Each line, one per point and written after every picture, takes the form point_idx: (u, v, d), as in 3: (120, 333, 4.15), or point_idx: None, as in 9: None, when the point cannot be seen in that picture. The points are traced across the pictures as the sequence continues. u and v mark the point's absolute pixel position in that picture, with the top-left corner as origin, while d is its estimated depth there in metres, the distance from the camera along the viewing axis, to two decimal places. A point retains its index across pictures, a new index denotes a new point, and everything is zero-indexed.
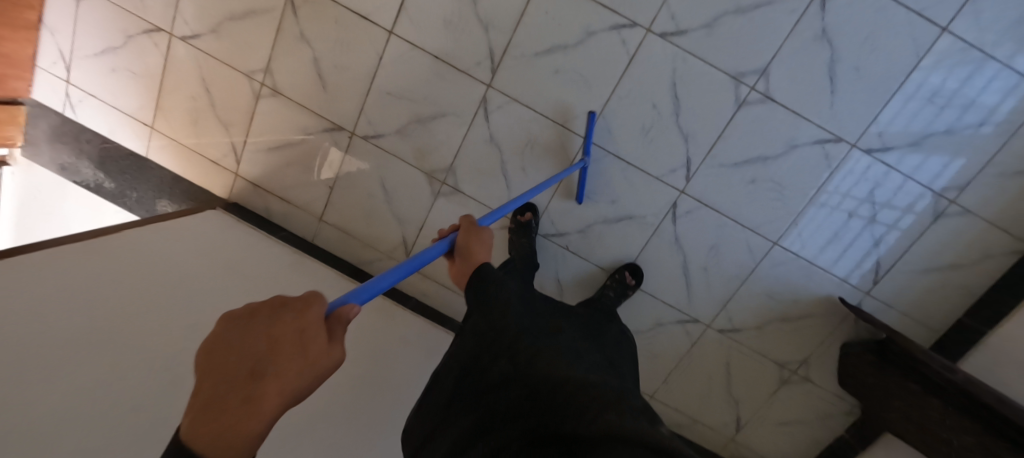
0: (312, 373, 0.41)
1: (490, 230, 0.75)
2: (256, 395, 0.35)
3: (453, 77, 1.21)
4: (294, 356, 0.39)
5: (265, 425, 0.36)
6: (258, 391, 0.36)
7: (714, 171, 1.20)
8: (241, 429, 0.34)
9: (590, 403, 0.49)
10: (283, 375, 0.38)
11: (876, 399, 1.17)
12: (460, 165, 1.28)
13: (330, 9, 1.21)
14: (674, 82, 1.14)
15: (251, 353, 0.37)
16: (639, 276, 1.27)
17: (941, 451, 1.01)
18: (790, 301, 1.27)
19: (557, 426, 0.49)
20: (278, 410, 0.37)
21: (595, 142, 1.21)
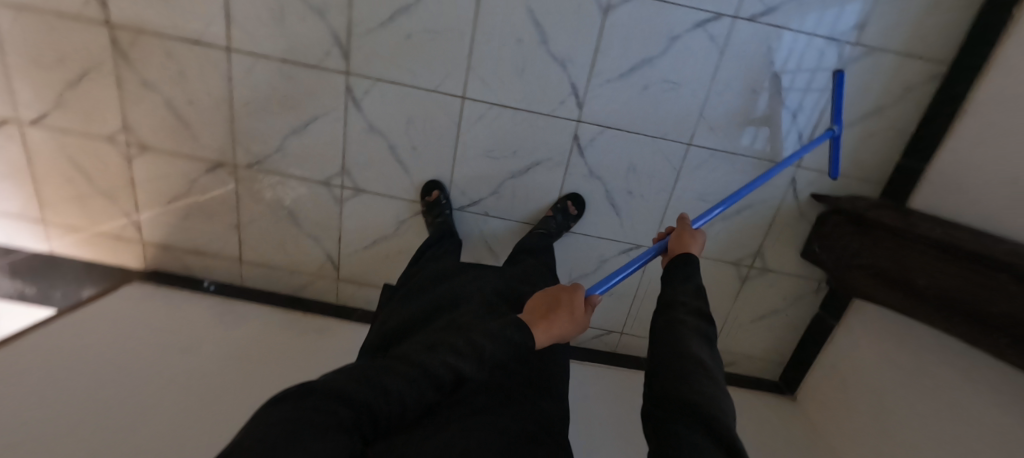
0: (572, 327, 0.82)
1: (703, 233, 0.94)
2: (548, 317, 0.80)
3: (308, 75, 1.13)
4: (565, 310, 0.82)
5: (548, 334, 0.79)
6: (550, 317, 0.80)
7: (604, 89, 1.12)
8: (540, 326, 0.79)
9: (693, 375, 0.65)
10: (559, 317, 0.81)
11: (850, 261, 1.13)
12: (352, 163, 1.21)
13: (159, 43, 1.12)
14: (530, 9, 1.05)
15: (553, 300, 0.85)
16: (582, 203, 1.21)
17: (918, 296, 0.97)
18: (724, 198, 1.22)
19: (667, 373, 0.67)
20: (554, 333, 0.80)
21: (474, 98, 1.14)
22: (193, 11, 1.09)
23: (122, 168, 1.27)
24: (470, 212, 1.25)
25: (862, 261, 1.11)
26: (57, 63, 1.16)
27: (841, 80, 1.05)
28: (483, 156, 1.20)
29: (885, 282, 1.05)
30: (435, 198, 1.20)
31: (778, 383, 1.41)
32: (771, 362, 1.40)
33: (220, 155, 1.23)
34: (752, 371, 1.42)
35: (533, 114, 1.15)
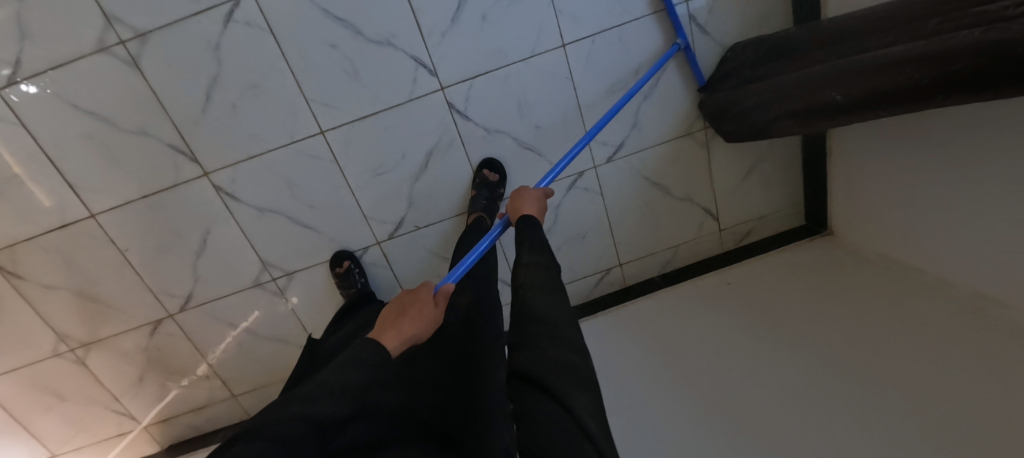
0: (430, 325, 0.69)
1: (531, 190, 0.86)
2: (399, 321, 0.67)
3: (175, 195, 1.07)
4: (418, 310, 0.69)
5: (403, 340, 0.64)
6: (399, 323, 0.66)
7: (444, 43, 1.00)
8: (390, 334, 0.64)
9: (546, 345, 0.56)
10: (411, 320, 0.67)
11: (753, 117, 0.94)
12: (267, 252, 1.14)
13: (33, 244, 1.09)
14: (324, 10, 0.96)
15: (397, 306, 0.70)
16: (498, 168, 1.08)
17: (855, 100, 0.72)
18: (633, 75, 1.07)
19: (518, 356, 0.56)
20: (409, 337, 0.65)
21: (332, 127, 1.04)
22: (42, 199, 1.06)
23: (80, 374, 1.23)
24: (401, 236, 1.16)
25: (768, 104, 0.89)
26: None
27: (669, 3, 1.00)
28: (377, 177, 1.09)
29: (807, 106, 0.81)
30: (345, 267, 1.13)
31: (811, 225, 1.23)
32: (790, 207, 1.22)
33: (151, 312, 1.18)
34: (777, 228, 1.25)
35: (395, 107, 1.04)
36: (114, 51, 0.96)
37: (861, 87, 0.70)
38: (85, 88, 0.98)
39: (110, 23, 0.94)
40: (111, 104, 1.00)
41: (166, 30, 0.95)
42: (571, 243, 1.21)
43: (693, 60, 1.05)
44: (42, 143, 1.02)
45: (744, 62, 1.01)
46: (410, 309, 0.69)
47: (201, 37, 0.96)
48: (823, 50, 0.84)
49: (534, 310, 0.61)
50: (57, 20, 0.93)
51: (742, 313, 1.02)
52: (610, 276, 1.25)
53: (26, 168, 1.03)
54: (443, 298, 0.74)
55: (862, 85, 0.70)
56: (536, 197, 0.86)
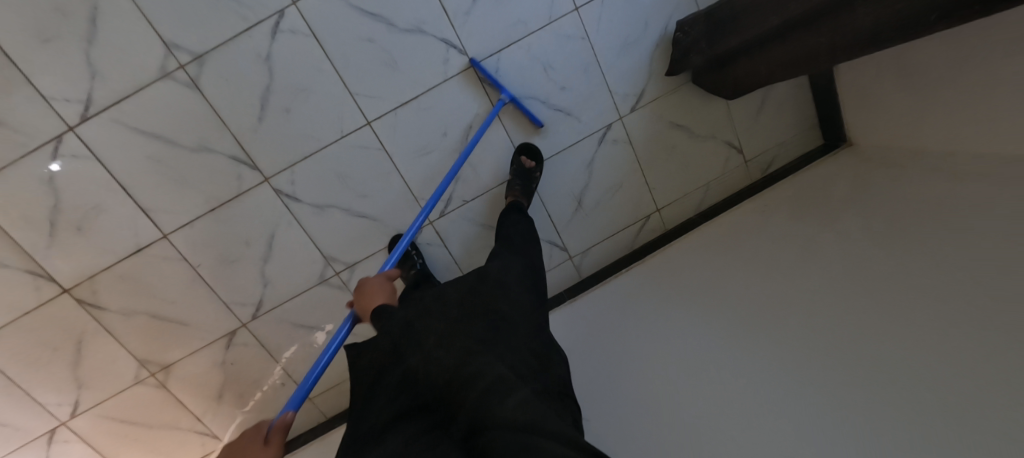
0: None
1: (372, 280, 0.88)
2: None
3: (240, 204, 1.15)
4: None
5: None
6: None
7: (470, 22, 1.10)
8: None
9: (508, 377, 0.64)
10: None
11: (750, 77, 1.09)
12: (328, 248, 1.21)
13: (111, 273, 1.15)
14: (360, 8, 1.06)
15: None
16: (536, 155, 1.17)
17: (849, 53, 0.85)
18: (642, 28, 1.17)
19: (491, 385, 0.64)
20: None
21: (378, 116, 1.13)
22: (117, 227, 1.13)
23: (160, 400, 1.26)
24: (451, 212, 1.23)
25: (760, 64, 1.04)
26: (52, 352, 1.17)
27: (479, 66, 1.11)
28: (423, 157, 1.18)
29: (799, 63, 0.96)
30: (403, 249, 1.19)
31: (825, 142, 1.33)
32: (802, 130, 1.32)
33: (225, 325, 1.23)
34: (796, 152, 1.34)
35: (432, 89, 1.13)
36: (175, 75, 1.05)
37: (850, 45, 0.83)
38: (151, 114, 1.07)
39: (170, 50, 1.03)
40: (175, 126, 1.08)
41: (221, 50, 1.04)
42: (609, 196, 1.29)
43: (521, 107, 1.16)
44: (115, 173, 1.09)
45: (698, 39, 1.11)
46: None
47: (252, 51, 1.05)
48: (764, 14, 0.94)
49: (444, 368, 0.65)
50: (122, 56, 1.02)
51: (781, 238, 1.11)
52: (650, 222, 1.33)
53: (101, 199, 1.10)
54: (274, 434, 0.72)
55: (845, 42, 0.83)
56: (380, 283, 0.88)
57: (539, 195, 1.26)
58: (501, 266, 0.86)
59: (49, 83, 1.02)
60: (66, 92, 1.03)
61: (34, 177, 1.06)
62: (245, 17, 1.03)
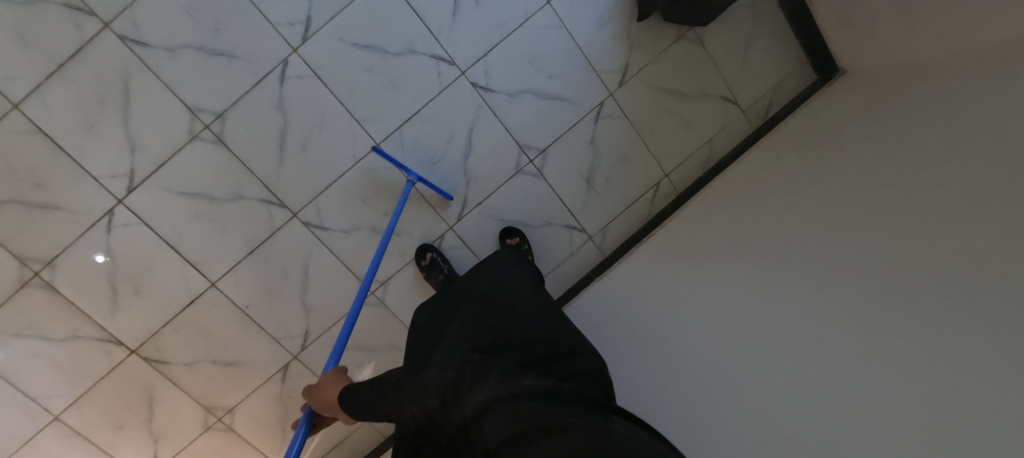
0: None
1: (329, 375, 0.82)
2: None
3: (275, 242, 1.24)
4: None
5: None
6: None
7: (454, 33, 1.19)
8: None
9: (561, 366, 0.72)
10: None
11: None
12: (361, 268, 1.28)
13: (170, 327, 1.24)
14: (353, 41, 1.15)
15: None
16: (517, 232, 1.27)
17: None
18: (613, 8, 1.24)
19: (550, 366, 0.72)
20: None
21: (386, 136, 1.21)
22: (171, 284, 1.22)
23: (230, 443, 1.33)
24: (469, 213, 1.28)
25: None
26: (128, 410, 1.25)
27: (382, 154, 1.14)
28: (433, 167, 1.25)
29: None
30: (430, 258, 1.24)
31: (820, 76, 1.34)
32: (794, 71, 1.34)
33: (279, 359, 1.30)
34: (791, 94, 1.36)
35: (431, 101, 1.21)
36: (202, 135, 1.16)
37: None
38: (186, 174, 1.17)
39: (194, 114, 1.15)
40: (208, 181, 1.19)
41: (236, 105, 1.15)
42: (616, 170, 1.32)
43: (431, 185, 1.20)
44: (162, 234, 1.20)
45: None
46: None
47: (266, 101, 1.16)
48: None
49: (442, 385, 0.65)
50: (156, 128, 1.15)
51: (788, 176, 1.12)
52: (662, 188, 1.36)
53: (154, 259, 1.21)
54: None
55: None
56: (337, 377, 0.83)
57: (549, 183, 1.30)
58: (498, 266, 0.95)
59: (98, 163, 1.14)
60: (112, 169, 1.15)
61: (95, 250, 1.18)
62: (255, 72, 1.14)
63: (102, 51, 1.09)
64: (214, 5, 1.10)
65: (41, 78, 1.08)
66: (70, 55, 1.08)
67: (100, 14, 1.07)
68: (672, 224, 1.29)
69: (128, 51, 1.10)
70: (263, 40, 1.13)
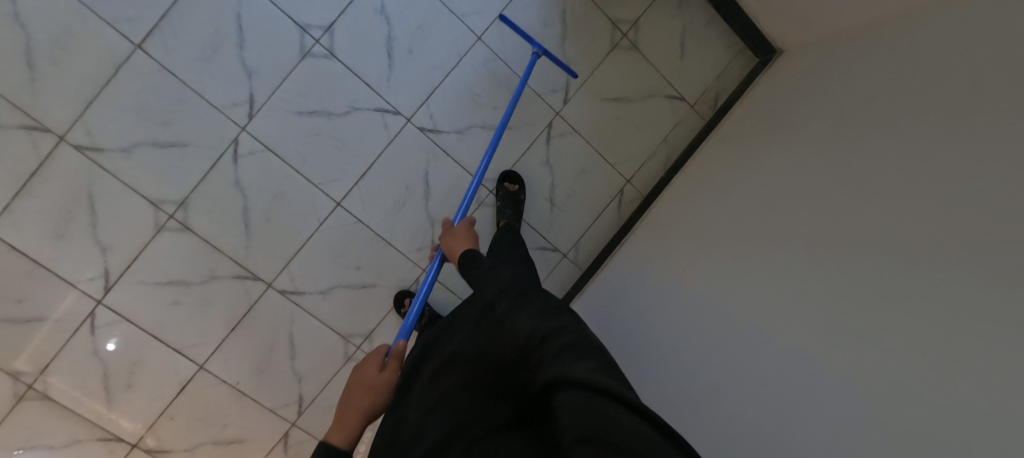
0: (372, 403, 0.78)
1: (459, 224, 1.03)
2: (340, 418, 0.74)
3: (255, 315, 1.25)
4: (363, 397, 0.78)
5: (348, 437, 0.72)
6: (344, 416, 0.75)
7: (393, 85, 1.22)
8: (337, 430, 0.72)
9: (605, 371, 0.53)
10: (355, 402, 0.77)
11: None
12: (344, 326, 1.29)
13: (166, 416, 1.25)
14: (298, 111, 1.19)
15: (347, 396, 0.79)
16: (517, 179, 1.27)
17: None
18: (544, 32, 1.26)
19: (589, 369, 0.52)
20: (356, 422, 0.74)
21: (345, 194, 1.24)
22: (161, 373, 1.24)
23: None
24: None
25: None
26: None
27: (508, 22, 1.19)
28: (397, 215, 1.27)
29: None
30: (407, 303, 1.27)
31: (761, 59, 1.35)
32: (735, 59, 1.35)
33: (278, 429, 1.30)
34: (737, 82, 1.36)
35: (382, 152, 1.24)
36: (169, 225, 1.19)
37: None
38: (159, 264, 1.20)
39: (158, 206, 1.18)
40: (181, 268, 1.21)
41: (196, 190, 1.19)
42: (578, 186, 1.34)
43: (553, 55, 1.19)
44: (144, 326, 1.22)
45: None
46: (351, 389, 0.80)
47: (225, 181, 1.19)
48: None
49: (522, 323, 0.63)
50: (123, 225, 1.18)
51: (742, 164, 1.12)
52: (626, 195, 1.37)
53: (140, 352, 1.23)
54: (390, 360, 0.83)
55: None
56: (464, 229, 1.02)
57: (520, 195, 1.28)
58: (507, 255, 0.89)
59: (73, 269, 1.17)
60: (87, 272, 1.18)
61: (83, 353, 1.20)
62: (209, 156, 1.18)
63: (62, 163, 1.13)
64: (163, 101, 1.15)
65: (9, 198, 1.12)
66: (32, 172, 1.12)
67: (54, 128, 1.11)
68: (640, 231, 1.30)
69: (86, 158, 1.14)
70: (212, 125, 1.17)
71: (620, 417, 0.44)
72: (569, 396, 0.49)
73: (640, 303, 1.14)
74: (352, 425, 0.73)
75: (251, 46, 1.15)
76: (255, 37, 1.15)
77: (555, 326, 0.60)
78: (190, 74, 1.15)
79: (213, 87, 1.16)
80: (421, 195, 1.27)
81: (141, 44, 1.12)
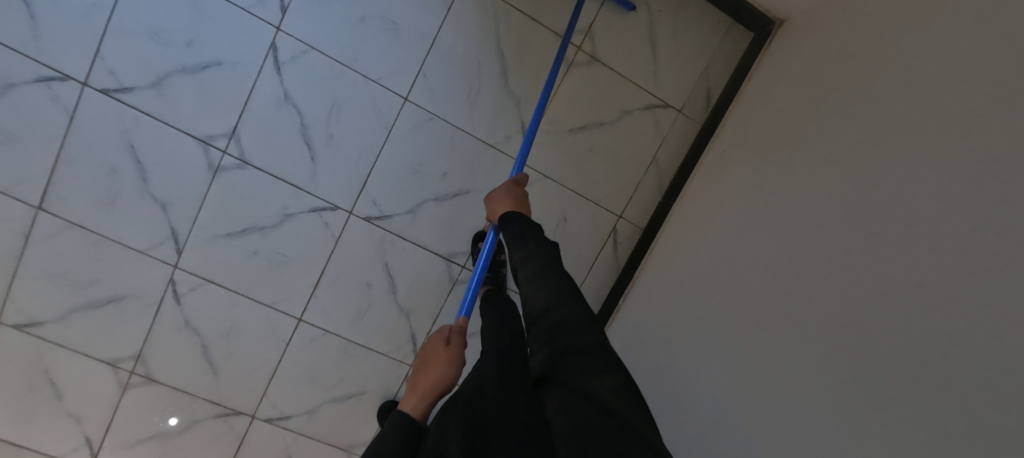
0: (450, 375, 0.58)
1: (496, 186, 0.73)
2: (410, 389, 0.56)
3: (245, 453, 1.16)
4: (438, 367, 0.59)
5: (421, 408, 0.54)
6: (414, 389, 0.56)
7: (322, 179, 1.04)
8: (406, 405, 0.55)
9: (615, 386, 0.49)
10: (428, 371, 0.58)
11: None
12: (345, 438, 1.20)
13: None
14: (226, 232, 1.05)
15: (417, 374, 0.59)
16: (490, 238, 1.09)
17: None
18: (482, 72, 1.05)
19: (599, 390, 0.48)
20: (428, 398, 0.55)
21: (304, 308, 1.11)
22: None
23: None
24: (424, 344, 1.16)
25: None
26: None
27: None
28: (365, 316, 1.13)
29: None
30: None
31: (755, 37, 1.10)
32: (724, 43, 1.09)
33: None
34: (731, 69, 1.11)
35: (329, 254, 1.08)
36: (133, 381, 1.10)
37: None
38: (136, 421, 1.13)
39: (115, 365, 1.09)
40: (160, 420, 1.13)
41: (148, 341, 1.08)
42: (562, 236, 1.14)
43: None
44: None
45: None
46: (421, 361, 0.61)
47: (173, 326, 1.08)
48: None
49: (534, 302, 0.54)
50: (87, 393, 1.10)
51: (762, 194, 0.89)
52: (622, 232, 1.16)
53: None
54: (457, 334, 0.64)
55: None
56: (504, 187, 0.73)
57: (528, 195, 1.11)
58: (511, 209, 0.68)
59: (54, 446, 1.12)
60: (68, 446, 1.12)
61: None
62: (149, 303, 1.06)
63: (9, 347, 1.06)
64: (82, 259, 1.03)
65: None
66: None
67: None
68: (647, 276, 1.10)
69: (29, 337, 1.06)
70: (142, 270, 1.05)
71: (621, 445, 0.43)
72: (574, 405, 0.47)
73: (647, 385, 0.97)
74: (428, 390, 0.56)
75: (155, 176, 1.01)
76: (156, 166, 1.00)
77: (571, 315, 0.51)
78: (100, 223, 1.02)
79: (128, 230, 1.03)
80: (387, 289, 1.12)
81: (40, 204, 0.99)
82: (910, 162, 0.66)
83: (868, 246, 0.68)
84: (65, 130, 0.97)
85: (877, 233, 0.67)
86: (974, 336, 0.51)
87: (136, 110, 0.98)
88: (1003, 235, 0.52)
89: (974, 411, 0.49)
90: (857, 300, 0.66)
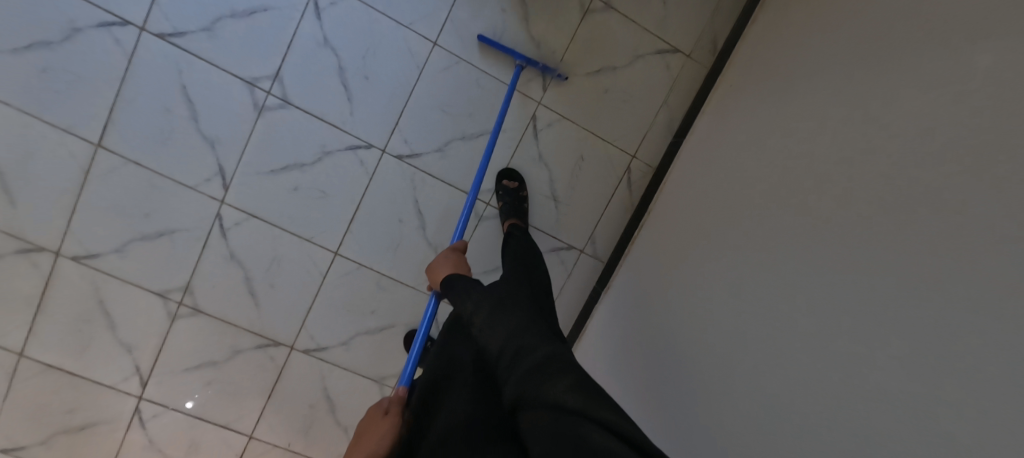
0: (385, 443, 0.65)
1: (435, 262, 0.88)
2: None
3: (286, 380, 1.25)
4: (371, 438, 0.66)
5: None
6: None
7: (357, 118, 1.13)
8: None
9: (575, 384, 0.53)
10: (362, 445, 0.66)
11: None
12: (376, 370, 1.28)
13: None
14: (268, 169, 1.13)
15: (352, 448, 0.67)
16: (516, 176, 1.18)
17: None
18: (504, 19, 1.13)
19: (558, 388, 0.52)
20: None
21: (340, 242, 1.19)
22: (217, 452, 1.26)
23: None
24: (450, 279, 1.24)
25: None
26: None
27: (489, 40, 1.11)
28: (396, 250, 1.21)
29: None
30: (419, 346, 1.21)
31: None
32: None
33: None
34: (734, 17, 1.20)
35: (363, 190, 1.17)
36: (181, 311, 1.18)
37: None
38: (183, 351, 1.21)
39: (165, 296, 1.17)
40: (206, 350, 1.21)
41: (195, 274, 1.17)
42: (579, 174, 1.22)
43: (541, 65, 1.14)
44: (189, 411, 1.24)
45: None
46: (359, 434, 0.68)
47: (220, 259, 1.17)
48: None
49: (492, 342, 0.62)
50: (139, 323, 1.18)
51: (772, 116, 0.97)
52: (635, 171, 1.24)
53: (193, 435, 1.25)
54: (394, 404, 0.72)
55: None
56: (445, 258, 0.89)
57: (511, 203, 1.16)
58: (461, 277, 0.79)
59: (107, 374, 1.20)
60: (120, 374, 1.20)
61: (140, 447, 1.24)
62: (197, 236, 1.15)
63: (67, 278, 1.14)
64: (137, 194, 1.12)
65: (29, 323, 1.15)
66: (44, 291, 1.14)
67: (47, 246, 1.12)
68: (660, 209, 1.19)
69: (86, 268, 1.14)
70: (191, 205, 1.13)
71: (582, 430, 0.46)
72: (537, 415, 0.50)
73: (649, 366, 1.01)
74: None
75: (204, 116, 1.09)
76: (204, 106, 1.09)
77: (524, 344, 0.60)
78: (154, 160, 1.10)
79: (179, 166, 1.11)
80: (417, 225, 1.20)
81: (100, 141, 1.08)
82: (903, 66, 0.75)
83: (868, 142, 0.76)
84: (124, 72, 1.06)
85: (875, 131, 0.76)
86: (970, 188, 0.60)
87: (188, 53, 1.07)
88: (991, 103, 0.61)
89: (975, 244, 0.57)
90: (861, 187, 0.75)
